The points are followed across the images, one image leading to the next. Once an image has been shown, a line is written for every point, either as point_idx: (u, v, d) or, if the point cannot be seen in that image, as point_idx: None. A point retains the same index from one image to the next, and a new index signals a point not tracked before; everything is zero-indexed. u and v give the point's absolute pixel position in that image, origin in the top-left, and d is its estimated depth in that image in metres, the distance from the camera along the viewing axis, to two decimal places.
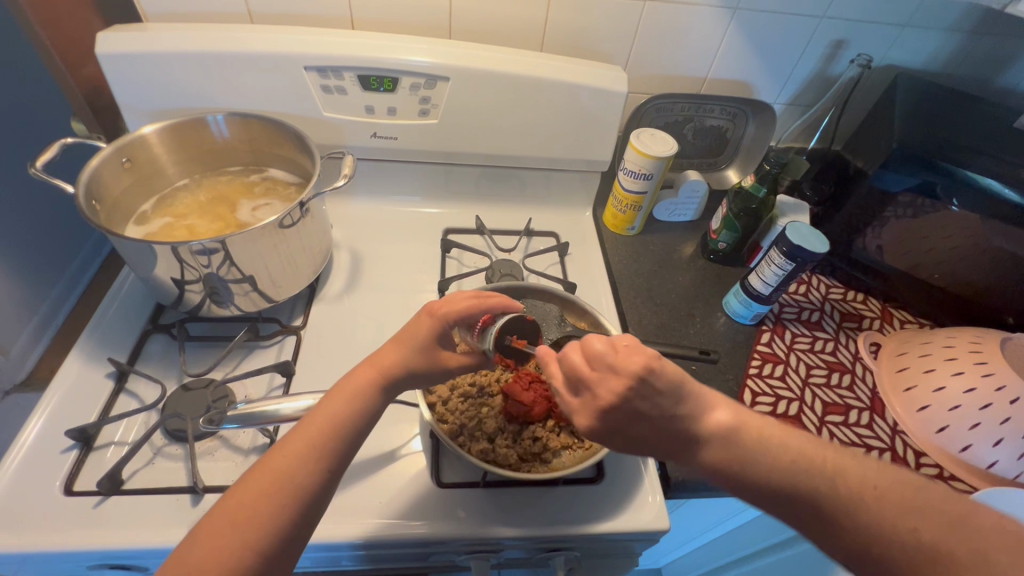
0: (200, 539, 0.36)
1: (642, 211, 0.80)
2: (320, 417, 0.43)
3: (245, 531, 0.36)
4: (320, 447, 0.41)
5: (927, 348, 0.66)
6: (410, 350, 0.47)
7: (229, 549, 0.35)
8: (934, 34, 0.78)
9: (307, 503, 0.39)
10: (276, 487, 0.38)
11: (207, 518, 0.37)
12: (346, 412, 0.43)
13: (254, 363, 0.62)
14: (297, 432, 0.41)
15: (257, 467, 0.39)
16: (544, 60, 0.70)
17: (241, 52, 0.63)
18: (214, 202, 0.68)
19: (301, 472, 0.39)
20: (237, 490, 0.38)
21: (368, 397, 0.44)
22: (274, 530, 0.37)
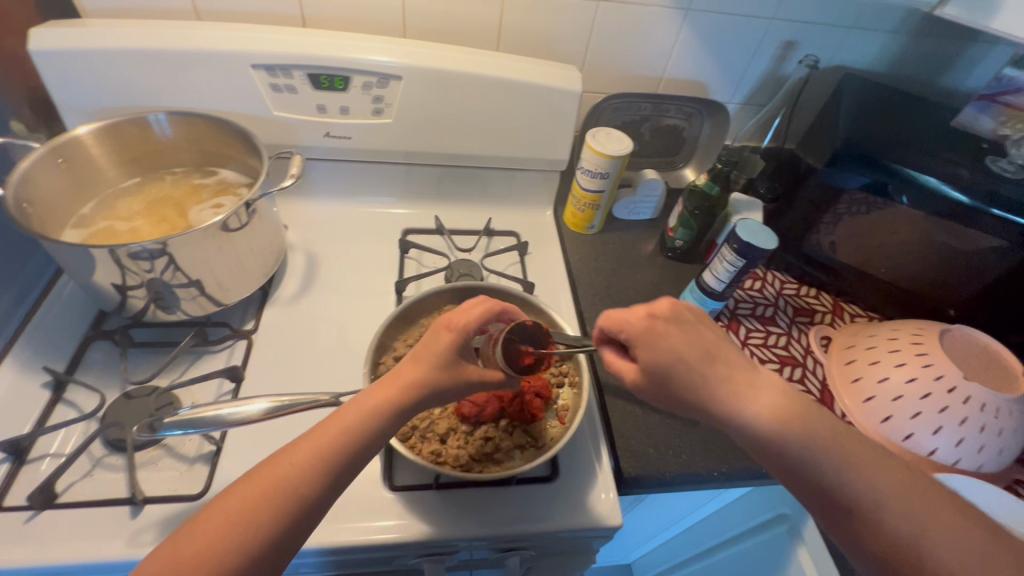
0: (193, 532, 0.37)
1: (603, 198, 0.78)
2: (329, 426, 0.42)
3: (234, 533, 0.37)
4: (323, 460, 0.40)
5: (873, 341, 0.68)
6: (429, 366, 0.45)
7: (220, 547, 0.36)
8: (878, 36, 0.81)
9: (299, 517, 0.39)
10: (270, 495, 0.38)
11: (206, 509, 0.38)
12: (355, 426, 0.42)
13: (202, 369, 0.61)
14: (317, 434, 0.41)
15: (265, 466, 0.40)
16: (498, 60, 0.70)
17: (184, 50, 0.61)
18: (160, 204, 0.66)
19: (299, 484, 0.39)
20: (237, 489, 0.38)
21: (382, 416, 0.43)
22: (260, 539, 0.37)
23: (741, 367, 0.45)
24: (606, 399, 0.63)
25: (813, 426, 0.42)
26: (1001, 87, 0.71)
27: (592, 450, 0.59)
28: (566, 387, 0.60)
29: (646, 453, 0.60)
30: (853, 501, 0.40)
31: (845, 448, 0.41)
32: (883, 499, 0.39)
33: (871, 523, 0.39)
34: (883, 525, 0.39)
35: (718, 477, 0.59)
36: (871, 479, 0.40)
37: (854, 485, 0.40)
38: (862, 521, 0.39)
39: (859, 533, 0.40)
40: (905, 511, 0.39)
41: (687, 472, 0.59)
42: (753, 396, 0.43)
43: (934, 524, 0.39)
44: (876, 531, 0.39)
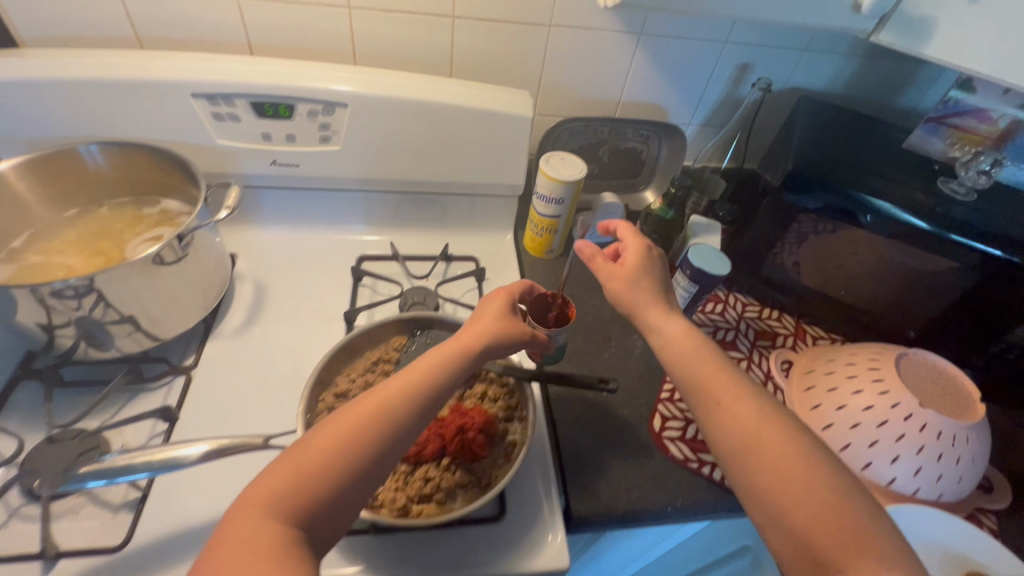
0: (306, 448, 0.40)
1: (563, 223, 0.77)
2: (418, 364, 0.46)
3: (344, 448, 0.40)
4: (417, 391, 0.44)
5: (832, 366, 0.67)
6: (495, 318, 0.51)
7: (331, 460, 0.40)
8: (831, 58, 0.81)
9: (396, 439, 0.42)
10: (343, 449, 0.40)
11: (318, 429, 0.41)
12: (440, 365, 0.46)
13: (136, 408, 0.58)
14: (409, 371, 0.45)
15: (367, 395, 0.43)
16: (448, 86, 0.69)
17: (119, 80, 0.60)
18: (98, 236, 0.64)
19: (398, 409, 0.42)
20: (344, 413, 0.42)
21: (461, 359, 0.47)
22: (366, 455, 0.40)
23: (663, 305, 0.55)
24: (559, 432, 0.61)
25: (693, 348, 0.51)
26: (948, 110, 0.73)
27: (542, 487, 0.57)
28: (515, 421, 0.58)
29: (597, 489, 0.57)
30: (721, 404, 0.48)
31: (727, 379, 0.49)
32: (744, 414, 0.46)
33: (727, 419, 0.47)
34: (738, 424, 0.46)
35: (672, 513, 0.57)
36: (737, 398, 0.47)
37: (721, 393, 0.48)
38: (720, 417, 0.47)
39: (715, 426, 0.47)
40: (759, 427, 0.46)
41: (639, 509, 0.57)
42: (664, 319, 0.53)
43: (777, 441, 0.45)
44: (731, 428, 0.46)
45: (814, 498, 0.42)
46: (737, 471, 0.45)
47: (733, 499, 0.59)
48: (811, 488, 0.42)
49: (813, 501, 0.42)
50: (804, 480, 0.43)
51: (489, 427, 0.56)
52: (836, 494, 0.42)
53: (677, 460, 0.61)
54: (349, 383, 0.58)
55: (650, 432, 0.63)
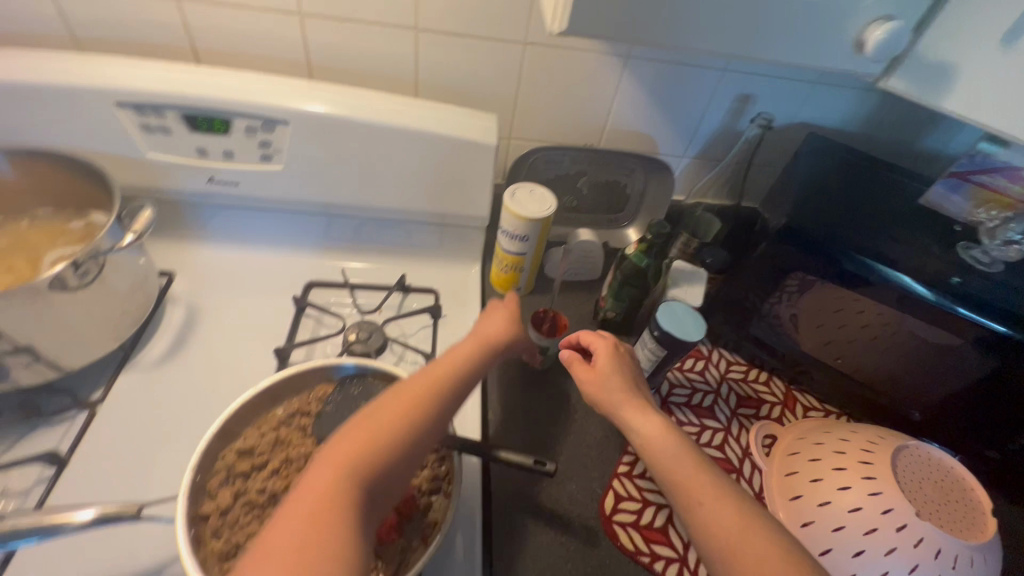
0: (342, 445, 0.38)
1: (529, 263, 0.70)
2: (439, 364, 0.46)
3: (384, 442, 0.39)
4: (444, 388, 0.44)
5: (819, 451, 0.58)
6: (512, 325, 0.53)
7: (378, 455, 0.38)
8: (846, 94, 0.72)
9: (431, 434, 0.41)
10: (391, 439, 0.39)
11: (348, 426, 0.40)
12: (462, 364, 0.47)
13: (27, 448, 0.53)
14: (431, 367, 0.46)
15: (392, 392, 0.43)
16: (406, 106, 0.62)
17: (36, 85, 0.54)
18: (12, 251, 0.59)
19: (434, 406, 0.42)
20: (373, 411, 0.41)
21: (484, 356, 0.49)
22: (401, 451, 0.39)
23: (641, 397, 0.49)
24: (493, 510, 0.54)
25: (670, 445, 0.45)
26: (976, 165, 0.63)
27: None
28: (440, 495, 0.51)
29: None
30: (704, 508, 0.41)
31: (711, 479, 0.42)
32: (737, 521, 0.39)
33: (711, 527, 0.40)
34: (723, 531, 0.39)
35: None
36: (720, 498, 0.41)
37: (703, 493, 0.41)
38: (704, 525, 0.40)
39: (701, 538, 0.40)
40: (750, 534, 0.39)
41: None
42: (640, 412, 0.48)
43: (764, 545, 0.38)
44: (716, 536, 0.39)
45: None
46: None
47: None
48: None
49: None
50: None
51: (406, 503, 0.49)
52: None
53: (625, 551, 0.53)
54: (257, 436, 0.51)
55: (599, 515, 0.55)
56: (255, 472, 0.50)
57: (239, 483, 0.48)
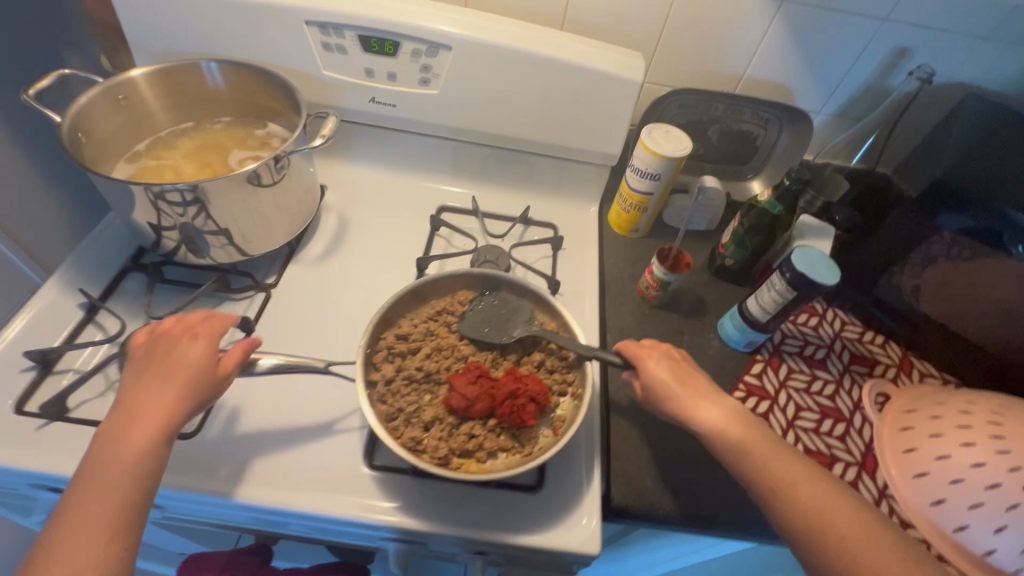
0: (87, 485, 0.40)
1: (694, 207, 0.74)
2: (146, 415, 0.43)
3: (117, 502, 0.39)
4: (146, 454, 0.41)
5: (940, 410, 0.58)
6: (191, 385, 0.45)
7: (103, 486, 0.40)
8: (1017, 52, 0.68)
9: (135, 464, 0.41)
10: (150, 471, 0.41)
11: (82, 484, 0.40)
12: (153, 421, 0.42)
13: (220, 315, 0.63)
14: (134, 421, 0.42)
15: (100, 451, 0.41)
16: (558, 39, 0.65)
17: (242, 1, 0.62)
18: (209, 149, 0.68)
19: (136, 450, 0.41)
20: (88, 480, 0.40)
21: (187, 405, 0.44)
22: (133, 483, 0.40)
23: (703, 388, 0.50)
24: (611, 418, 0.59)
25: (752, 435, 0.46)
26: None
27: (585, 469, 0.55)
28: (568, 397, 0.57)
29: (642, 484, 0.55)
30: (797, 502, 0.42)
31: (798, 469, 0.44)
32: (825, 505, 0.42)
33: (805, 520, 0.42)
34: (819, 523, 0.41)
35: (721, 527, 0.53)
36: (808, 490, 0.43)
37: (790, 486, 0.43)
38: (796, 519, 0.42)
39: (793, 532, 0.42)
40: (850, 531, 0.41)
41: (684, 515, 0.53)
42: (703, 406, 0.48)
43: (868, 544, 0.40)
44: (813, 529, 0.41)
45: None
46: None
47: None
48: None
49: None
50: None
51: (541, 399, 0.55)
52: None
53: None
54: (411, 326, 0.58)
55: None
56: (411, 355, 0.56)
57: (399, 361, 0.56)
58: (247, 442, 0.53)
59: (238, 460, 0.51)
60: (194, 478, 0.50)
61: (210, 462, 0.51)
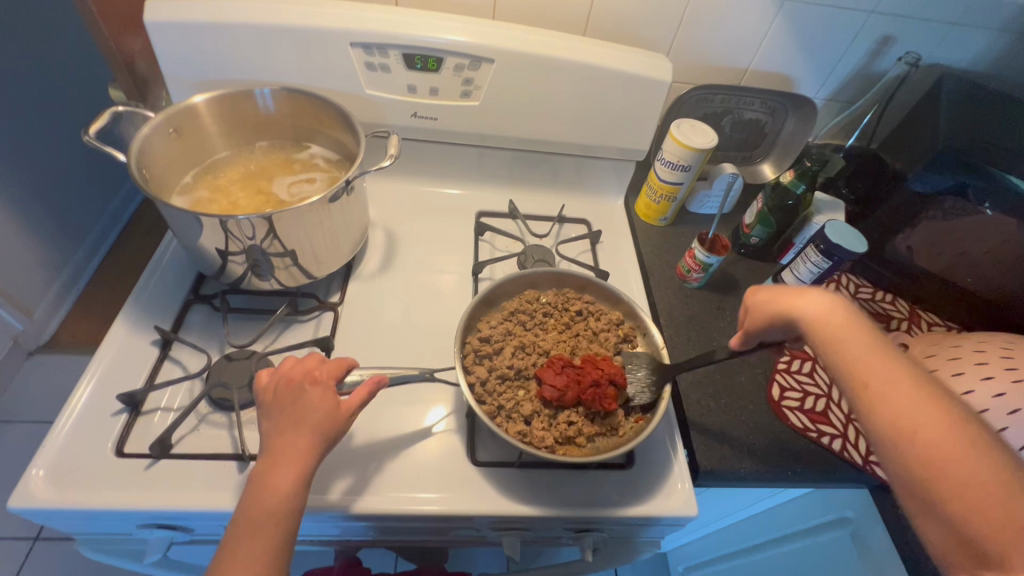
0: (242, 525, 0.41)
1: (719, 197, 0.82)
2: (284, 455, 0.43)
3: (271, 544, 0.40)
4: (288, 499, 0.42)
5: (957, 352, 0.67)
6: (318, 425, 0.45)
7: (255, 525, 0.41)
8: (983, 34, 0.77)
9: (286, 499, 0.42)
10: (292, 518, 0.42)
11: (237, 526, 0.41)
12: (293, 463, 0.43)
13: (292, 337, 0.64)
14: (272, 466, 0.42)
15: (248, 501, 0.42)
16: (590, 46, 0.69)
17: (286, 26, 0.62)
18: (255, 175, 0.68)
19: (282, 490, 0.42)
20: (243, 522, 0.41)
21: (319, 446, 0.44)
22: (284, 519, 0.41)
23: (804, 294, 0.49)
24: (681, 392, 0.64)
25: (847, 335, 0.44)
26: None
27: (667, 441, 0.60)
28: None
29: (719, 448, 0.60)
30: (870, 388, 0.41)
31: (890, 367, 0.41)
32: (912, 413, 0.39)
33: (876, 403, 0.40)
34: (886, 411, 0.40)
35: (792, 477, 0.60)
36: (892, 380, 0.40)
37: (871, 377, 0.41)
38: (870, 402, 0.41)
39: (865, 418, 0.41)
40: (921, 418, 0.38)
41: (761, 470, 0.59)
42: (805, 302, 0.48)
43: (938, 430, 0.37)
44: (882, 412, 0.40)
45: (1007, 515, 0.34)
46: (887, 463, 0.39)
47: (851, 470, 0.60)
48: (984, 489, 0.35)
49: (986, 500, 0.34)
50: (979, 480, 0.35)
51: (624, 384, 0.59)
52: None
53: (796, 429, 0.63)
54: (491, 328, 0.61)
55: (768, 400, 0.65)
56: (498, 354, 0.59)
57: (488, 361, 0.59)
58: (355, 455, 0.55)
59: (352, 473, 0.53)
60: (314, 494, 0.51)
61: (324, 478, 0.52)
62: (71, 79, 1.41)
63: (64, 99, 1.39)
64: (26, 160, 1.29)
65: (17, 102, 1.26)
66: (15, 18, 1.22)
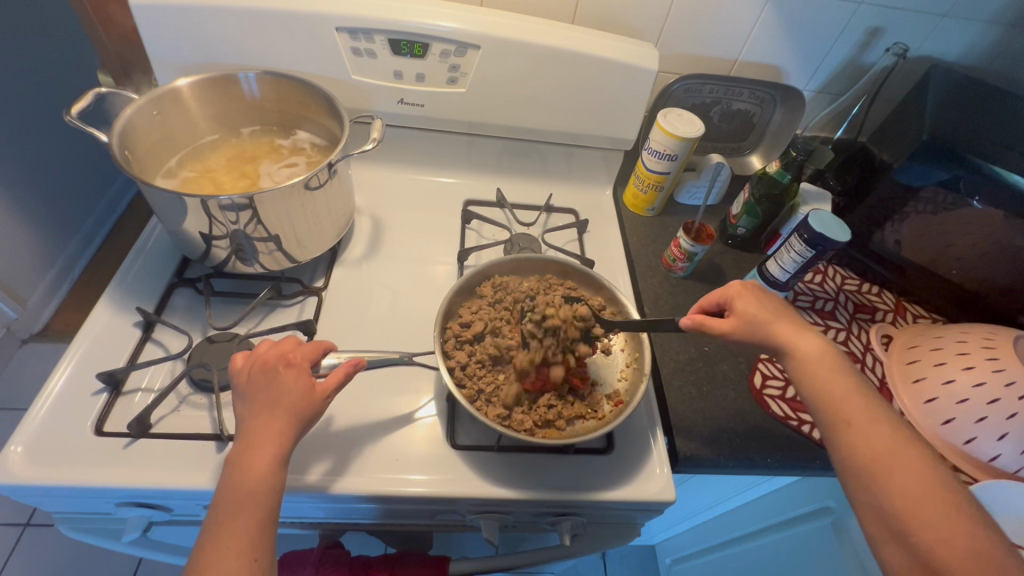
0: (224, 507, 0.41)
1: (706, 188, 0.82)
2: (261, 436, 0.43)
3: (253, 525, 0.40)
4: (269, 479, 0.42)
5: (940, 343, 0.67)
6: (293, 407, 0.45)
7: (237, 507, 0.41)
8: (971, 26, 0.77)
9: (267, 480, 0.42)
10: (273, 497, 0.42)
11: (218, 508, 0.41)
12: (273, 444, 0.43)
13: (276, 321, 0.64)
14: (250, 449, 0.42)
15: (228, 483, 0.41)
16: (576, 33, 0.69)
17: (271, 10, 0.62)
18: (241, 159, 0.69)
19: (262, 472, 0.42)
20: (224, 505, 0.41)
21: (297, 427, 0.44)
22: (265, 500, 0.41)
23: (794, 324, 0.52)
24: (663, 380, 0.64)
25: (836, 370, 0.48)
26: None
27: (647, 428, 0.60)
28: (627, 366, 0.62)
29: (699, 435, 0.60)
30: (852, 424, 0.44)
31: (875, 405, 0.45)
32: (897, 464, 0.42)
33: (858, 439, 0.43)
34: (872, 452, 0.43)
35: (771, 465, 0.60)
36: (875, 422, 0.44)
37: (852, 413, 0.45)
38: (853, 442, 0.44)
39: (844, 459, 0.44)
40: (899, 460, 0.42)
41: (740, 456, 0.59)
42: (799, 337, 0.50)
43: (913, 470, 0.41)
44: (864, 448, 0.43)
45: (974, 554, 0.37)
46: (855, 495, 0.43)
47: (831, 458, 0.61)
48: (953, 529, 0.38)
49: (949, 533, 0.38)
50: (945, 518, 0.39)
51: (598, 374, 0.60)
52: (990, 552, 0.37)
53: (777, 417, 0.63)
54: (471, 313, 0.61)
55: (750, 389, 0.65)
56: (479, 338, 0.60)
57: (469, 346, 0.59)
58: (335, 438, 0.55)
59: (330, 455, 0.53)
60: (292, 474, 0.52)
61: (302, 459, 0.53)
62: (65, 67, 1.41)
63: (57, 88, 1.39)
64: (20, 148, 1.30)
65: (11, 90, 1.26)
66: (8, 5, 1.22)
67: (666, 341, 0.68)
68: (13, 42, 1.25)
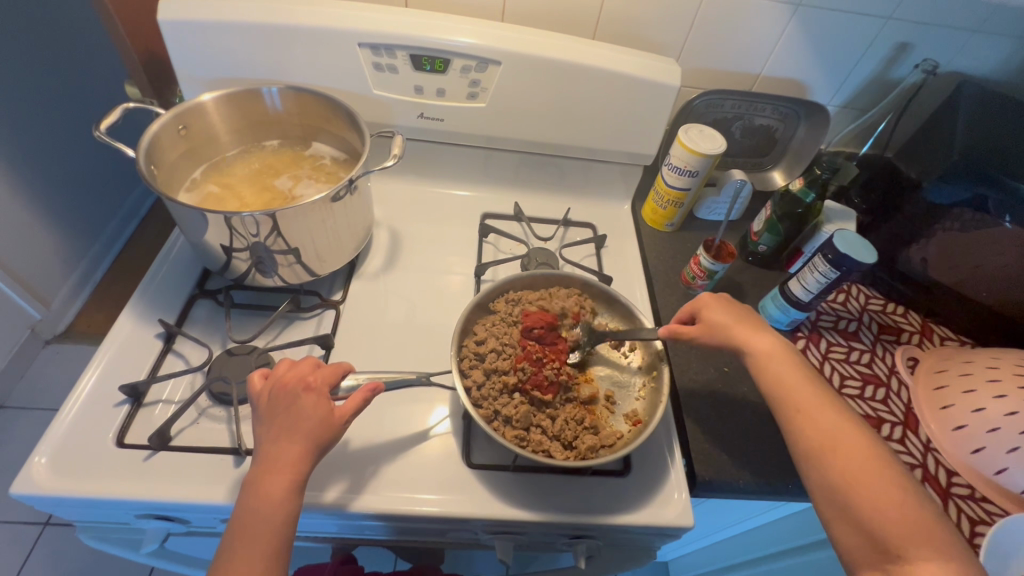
0: (238, 534, 0.41)
1: (726, 204, 0.81)
2: (278, 464, 0.43)
3: (266, 554, 0.40)
4: (284, 508, 0.42)
5: (969, 368, 0.65)
6: (309, 435, 0.44)
7: (251, 536, 0.41)
8: (1004, 41, 0.75)
9: (283, 509, 0.42)
10: (288, 523, 0.42)
11: (232, 536, 0.41)
12: (289, 472, 0.43)
13: (293, 334, 0.64)
14: (266, 476, 0.42)
15: (244, 509, 0.42)
16: (596, 48, 0.69)
17: (295, 26, 0.63)
18: (262, 173, 0.69)
19: (277, 501, 0.42)
20: (239, 532, 0.41)
21: (312, 455, 0.44)
22: (277, 529, 0.41)
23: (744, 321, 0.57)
24: (681, 400, 0.63)
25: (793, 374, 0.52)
26: None
27: (665, 450, 0.59)
28: (646, 387, 0.61)
29: (720, 459, 0.59)
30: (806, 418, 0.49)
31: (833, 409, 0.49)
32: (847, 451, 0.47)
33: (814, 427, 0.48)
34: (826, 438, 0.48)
35: (792, 491, 0.59)
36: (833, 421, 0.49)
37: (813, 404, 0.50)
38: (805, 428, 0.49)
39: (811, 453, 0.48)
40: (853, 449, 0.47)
41: (761, 482, 0.58)
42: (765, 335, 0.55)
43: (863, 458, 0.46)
44: (816, 434, 0.48)
45: (903, 525, 0.42)
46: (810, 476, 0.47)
47: None
48: (898, 514, 0.43)
49: (896, 519, 0.43)
50: (886, 493, 0.44)
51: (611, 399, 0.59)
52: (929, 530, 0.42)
53: None
54: (487, 331, 0.61)
55: (771, 412, 0.63)
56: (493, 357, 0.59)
57: (484, 363, 0.58)
58: (351, 455, 0.55)
59: (346, 471, 0.53)
60: (309, 491, 0.52)
61: (320, 476, 0.53)
62: (91, 74, 1.44)
63: (82, 94, 1.42)
64: (46, 154, 1.33)
65: (40, 97, 1.29)
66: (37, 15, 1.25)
67: (683, 360, 0.67)
68: (41, 51, 1.28)
